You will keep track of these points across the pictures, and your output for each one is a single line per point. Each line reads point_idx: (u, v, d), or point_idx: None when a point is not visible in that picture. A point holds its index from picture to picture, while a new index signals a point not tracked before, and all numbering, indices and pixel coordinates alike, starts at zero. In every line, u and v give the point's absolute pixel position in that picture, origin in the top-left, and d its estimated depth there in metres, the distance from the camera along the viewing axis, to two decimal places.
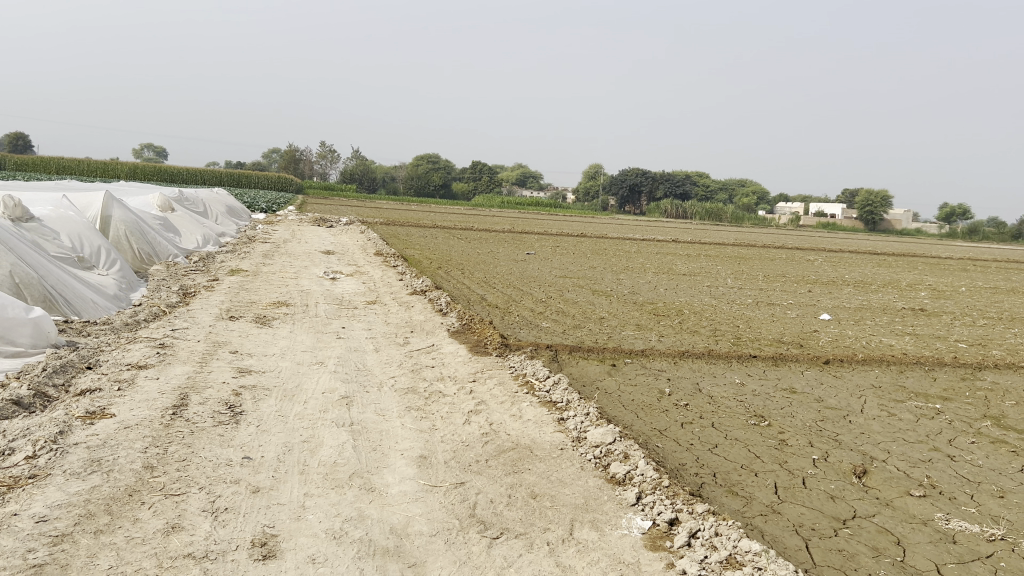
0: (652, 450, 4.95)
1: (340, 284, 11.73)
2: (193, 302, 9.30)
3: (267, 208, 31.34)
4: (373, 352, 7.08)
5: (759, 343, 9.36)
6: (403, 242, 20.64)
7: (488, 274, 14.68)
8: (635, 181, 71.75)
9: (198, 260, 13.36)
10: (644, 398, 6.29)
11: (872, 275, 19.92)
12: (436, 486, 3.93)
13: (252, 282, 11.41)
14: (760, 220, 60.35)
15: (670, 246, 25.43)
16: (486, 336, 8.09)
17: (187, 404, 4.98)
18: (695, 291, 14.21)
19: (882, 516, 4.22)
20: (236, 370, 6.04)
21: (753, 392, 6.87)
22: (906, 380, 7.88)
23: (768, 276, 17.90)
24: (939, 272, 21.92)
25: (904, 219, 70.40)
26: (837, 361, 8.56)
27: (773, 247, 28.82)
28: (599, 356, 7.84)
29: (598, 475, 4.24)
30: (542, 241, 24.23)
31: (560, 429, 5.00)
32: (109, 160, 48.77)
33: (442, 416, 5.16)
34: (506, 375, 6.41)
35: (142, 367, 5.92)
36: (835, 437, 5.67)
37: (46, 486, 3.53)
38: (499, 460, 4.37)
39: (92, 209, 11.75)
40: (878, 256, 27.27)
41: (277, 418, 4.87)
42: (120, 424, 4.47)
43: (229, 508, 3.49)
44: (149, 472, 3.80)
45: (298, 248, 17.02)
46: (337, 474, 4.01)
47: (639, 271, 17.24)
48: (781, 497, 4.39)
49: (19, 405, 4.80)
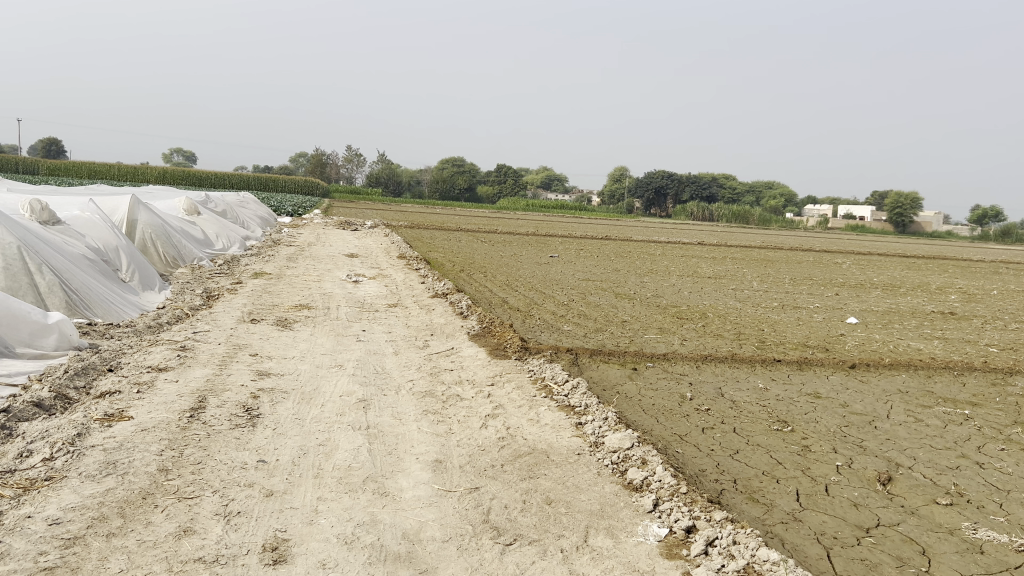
0: (671, 456, 4.88)
1: (362, 287, 11.76)
2: (215, 305, 9.35)
3: (292, 211, 31.51)
4: (392, 355, 7.06)
5: (784, 347, 9.25)
6: (426, 245, 20.66)
7: (510, 277, 14.66)
8: (660, 183, 71.39)
9: (222, 263, 13.45)
10: (664, 403, 6.21)
11: (901, 278, 19.64)
12: (451, 491, 3.89)
13: (275, 285, 11.46)
14: (787, 222, 59.77)
15: (696, 249, 25.21)
16: (506, 339, 8.05)
17: (204, 407, 4.99)
18: (719, 294, 14.10)
19: (907, 525, 4.12)
20: (255, 373, 6.05)
21: (776, 397, 6.77)
22: (934, 385, 7.72)
23: (794, 279, 17.72)
24: (969, 275, 21.55)
25: (935, 222, 69.40)
26: (863, 365, 8.42)
27: (799, 249, 28.54)
28: (619, 360, 7.77)
29: (615, 481, 4.18)
30: (566, 244, 24.14)
31: (578, 434, 4.94)
32: (138, 166, 49.59)
33: (459, 420, 5.12)
34: (525, 379, 6.37)
35: (161, 369, 5.94)
36: (860, 443, 5.57)
37: (61, 489, 3.53)
38: (515, 465, 4.33)
39: (118, 213, 11.88)
40: (908, 259, 26.85)
41: (294, 421, 4.87)
42: (137, 427, 4.48)
43: (242, 512, 3.48)
44: (163, 474, 3.80)
45: (322, 251, 17.09)
46: (352, 478, 3.99)
47: (662, 274, 17.11)
48: (802, 504, 4.30)
49: (39, 407, 4.83)
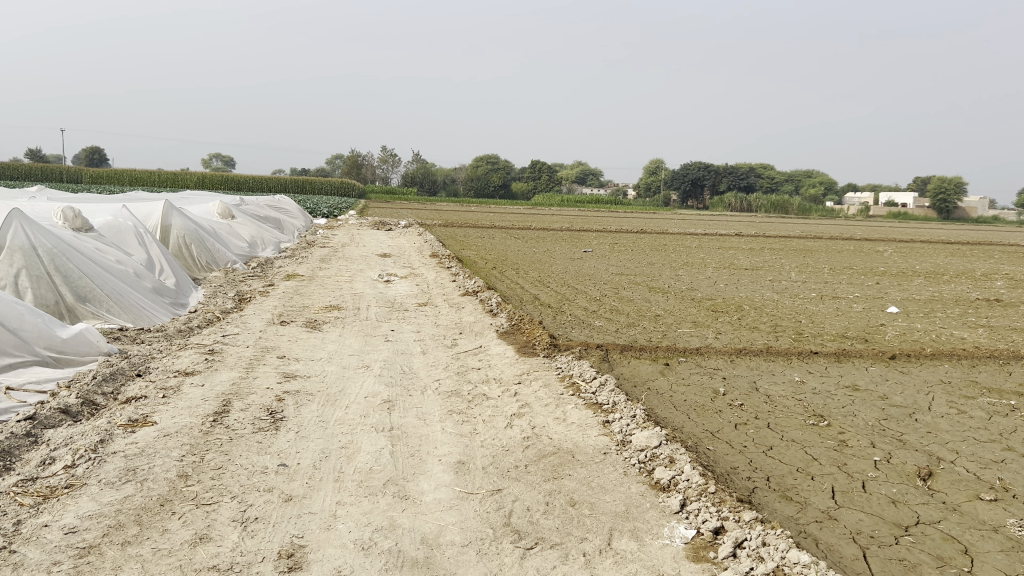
0: (701, 453, 4.75)
1: (394, 287, 11.74)
2: (246, 308, 9.39)
3: (327, 213, 31.67)
4: (420, 355, 7.00)
5: (821, 339, 9.02)
6: (459, 243, 20.63)
7: (542, 273, 14.55)
8: (696, 175, 70.68)
9: (255, 266, 13.53)
10: (696, 399, 6.07)
11: (944, 265, 19.13)
12: (472, 494, 3.81)
13: (306, 287, 11.49)
14: (827, 210, 58.73)
15: (733, 241, 24.85)
16: (535, 337, 7.95)
17: (228, 411, 4.97)
18: (755, 286, 13.85)
19: (948, 522, 3.95)
20: (281, 376, 6.03)
21: (813, 391, 6.58)
22: (978, 376, 7.45)
23: (834, 269, 17.34)
24: (1016, 261, 20.98)
25: (980, 206, 67.72)
26: (904, 356, 8.18)
27: (839, 238, 27.96)
28: (651, 355, 7.62)
29: (641, 481, 4.06)
30: (600, 239, 23.96)
31: (605, 433, 4.83)
32: (178, 175, 50.40)
33: (484, 420, 5.04)
34: (553, 377, 6.26)
35: (189, 374, 5.95)
36: (900, 437, 5.38)
37: (79, 497, 3.52)
38: (539, 466, 4.23)
39: (152, 219, 12.08)
40: (952, 245, 26.14)
41: (317, 424, 4.83)
42: (160, 432, 4.47)
43: (259, 518, 3.43)
44: (183, 481, 3.77)
45: (355, 252, 17.14)
46: (372, 481, 3.93)
47: (697, 267, 16.87)
48: (838, 502, 4.15)
49: (66, 413, 4.84)
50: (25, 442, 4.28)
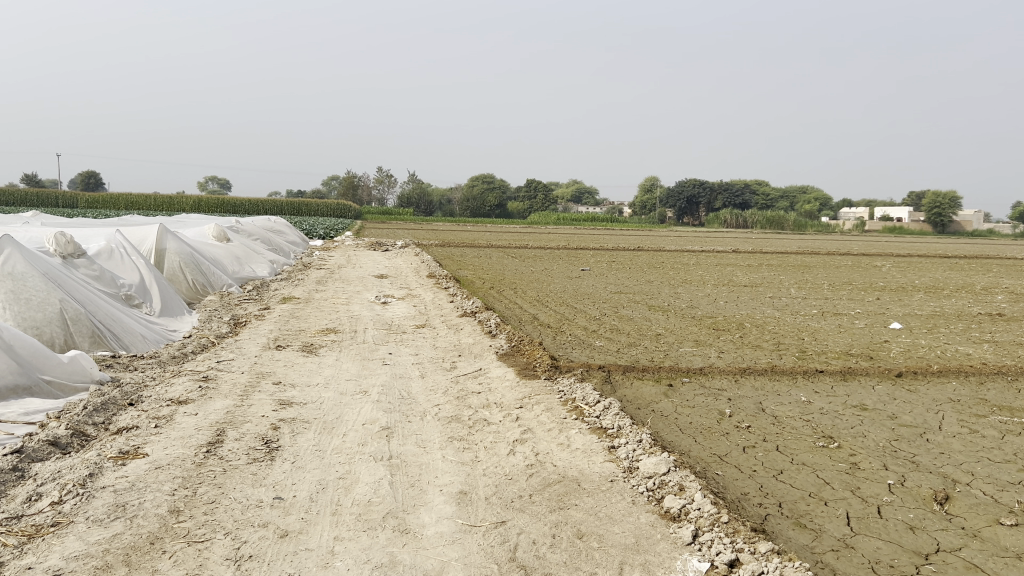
0: (710, 479, 4.61)
1: (391, 309, 11.58)
2: (242, 332, 9.23)
3: (324, 234, 31.55)
4: (419, 379, 6.85)
5: (826, 357, 8.88)
6: (456, 263, 20.51)
7: (541, 292, 14.43)
8: (692, 192, 70.83)
9: (250, 289, 13.35)
10: (702, 421, 5.93)
11: (944, 280, 19.03)
12: (475, 526, 3.67)
13: (303, 310, 11.34)
14: (824, 227, 58.66)
15: (731, 258, 24.74)
16: (535, 358, 7.81)
17: (222, 441, 4.82)
18: (756, 303, 13.73)
19: (970, 549, 3.81)
20: (277, 403, 5.86)
21: (820, 411, 6.44)
22: (987, 393, 7.31)
23: (834, 285, 17.25)
24: (1016, 274, 20.88)
25: (976, 219, 67.91)
26: (910, 374, 8.04)
27: (836, 254, 27.84)
28: (654, 376, 7.49)
29: (651, 510, 3.93)
30: (598, 257, 23.84)
31: (611, 459, 4.69)
32: (173, 197, 50.37)
33: (485, 446, 4.90)
34: (555, 401, 6.11)
35: (182, 403, 5.78)
36: (912, 458, 5.24)
37: (66, 536, 3.37)
38: (544, 495, 4.09)
39: (147, 243, 11.87)
40: (950, 260, 26.12)
41: (314, 453, 4.68)
42: (151, 465, 4.33)
43: (254, 555, 3.29)
44: (174, 517, 3.63)
45: (352, 273, 17.02)
46: (371, 515, 3.78)
47: (696, 284, 16.74)
48: (854, 529, 4.01)
49: (55, 446, 4.68)
50: (12, 477, 4.13)
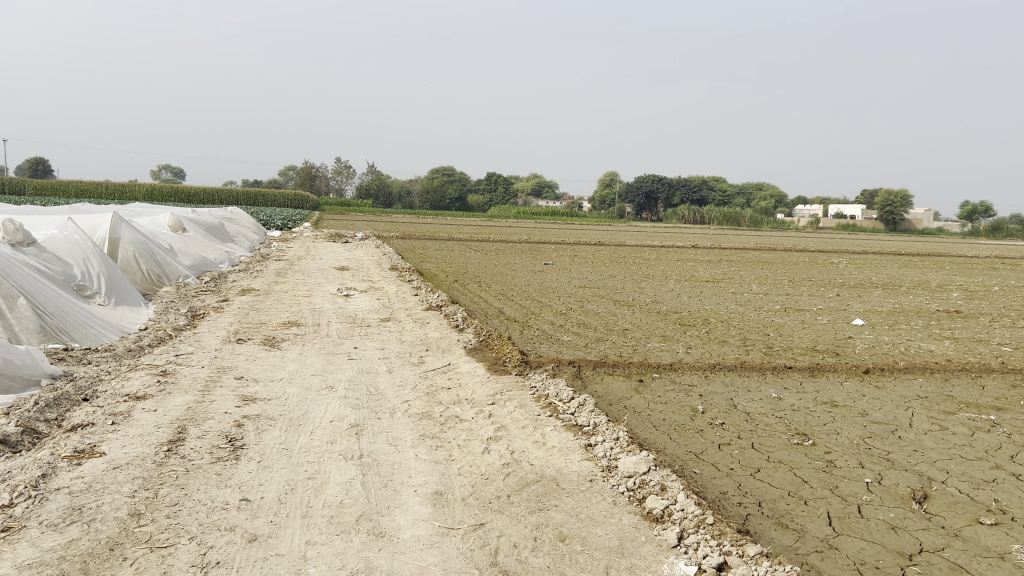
0: (689, 477, 4.53)
1: (354, 302, 11.35)
2: (200, 325, 8.95)
3: (282, 225, 31.09)
4: (386, 374, 6.69)
5: (793, 352, 8.90)
6: (419, 255, 20.26)
7: (504, 286, 14.30)
8: (651, 187, 71.19)
9: (208, 281, 13.00)
10: (675, 418, 5.85)
11: (900, 277, 19.32)
12: (452, 529, 3.53)
13: (263, 302, 11.06)
14: (780, 223, 59.35)
15: (693, 253, 24.85)
16: (505, 353, 7.68)
17: (183, 440, 4.60)
18: (720, 299, 13.74)
19: (952, 550, 3.77)
20: (240, 399, 5.65)
21: (791, 407, 6.42)
22: (953, 390, 7.36)
23: (793, 281, 17.40)
24: (969, 272, 21.29)
25: (927, 217, 69.34)
26: (877, 370, 8.07)
27: (795, 250, 28.13)
28: (624, 371, 7.41)
29: (633, 511, 3.82)
30: (560, 251, 23.75)
31: (588, 457, 4.58)
32: (125, 184, 49.29)
33: (459, 445, 4.76)
34: (527, 397, 5.99)
35: (140, 398, 5.54)
36: (887, 456, 5.21)
37: (17, 543, 3.16)
38: (523, 496, 3.97)
39: (99, 231, 11.48)
40: (905, 257, 26.52)
41: (281, 452, 4.49)
42: (108, 464, 4.11)
43: (222, 562, 3.11)
44: (135, 520, 3.43)
45: (311, 265, 16.68)
46: (344, 517, 3.62)
47: (660, 279, 16.74)
48: (836, 529, 3.95)
49: (4, 444, 4.43)
50: None
